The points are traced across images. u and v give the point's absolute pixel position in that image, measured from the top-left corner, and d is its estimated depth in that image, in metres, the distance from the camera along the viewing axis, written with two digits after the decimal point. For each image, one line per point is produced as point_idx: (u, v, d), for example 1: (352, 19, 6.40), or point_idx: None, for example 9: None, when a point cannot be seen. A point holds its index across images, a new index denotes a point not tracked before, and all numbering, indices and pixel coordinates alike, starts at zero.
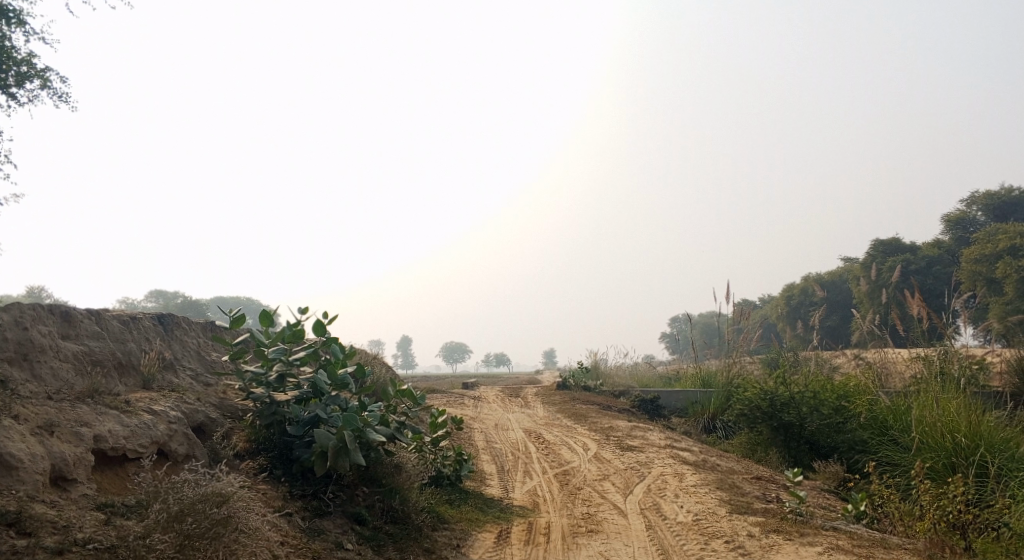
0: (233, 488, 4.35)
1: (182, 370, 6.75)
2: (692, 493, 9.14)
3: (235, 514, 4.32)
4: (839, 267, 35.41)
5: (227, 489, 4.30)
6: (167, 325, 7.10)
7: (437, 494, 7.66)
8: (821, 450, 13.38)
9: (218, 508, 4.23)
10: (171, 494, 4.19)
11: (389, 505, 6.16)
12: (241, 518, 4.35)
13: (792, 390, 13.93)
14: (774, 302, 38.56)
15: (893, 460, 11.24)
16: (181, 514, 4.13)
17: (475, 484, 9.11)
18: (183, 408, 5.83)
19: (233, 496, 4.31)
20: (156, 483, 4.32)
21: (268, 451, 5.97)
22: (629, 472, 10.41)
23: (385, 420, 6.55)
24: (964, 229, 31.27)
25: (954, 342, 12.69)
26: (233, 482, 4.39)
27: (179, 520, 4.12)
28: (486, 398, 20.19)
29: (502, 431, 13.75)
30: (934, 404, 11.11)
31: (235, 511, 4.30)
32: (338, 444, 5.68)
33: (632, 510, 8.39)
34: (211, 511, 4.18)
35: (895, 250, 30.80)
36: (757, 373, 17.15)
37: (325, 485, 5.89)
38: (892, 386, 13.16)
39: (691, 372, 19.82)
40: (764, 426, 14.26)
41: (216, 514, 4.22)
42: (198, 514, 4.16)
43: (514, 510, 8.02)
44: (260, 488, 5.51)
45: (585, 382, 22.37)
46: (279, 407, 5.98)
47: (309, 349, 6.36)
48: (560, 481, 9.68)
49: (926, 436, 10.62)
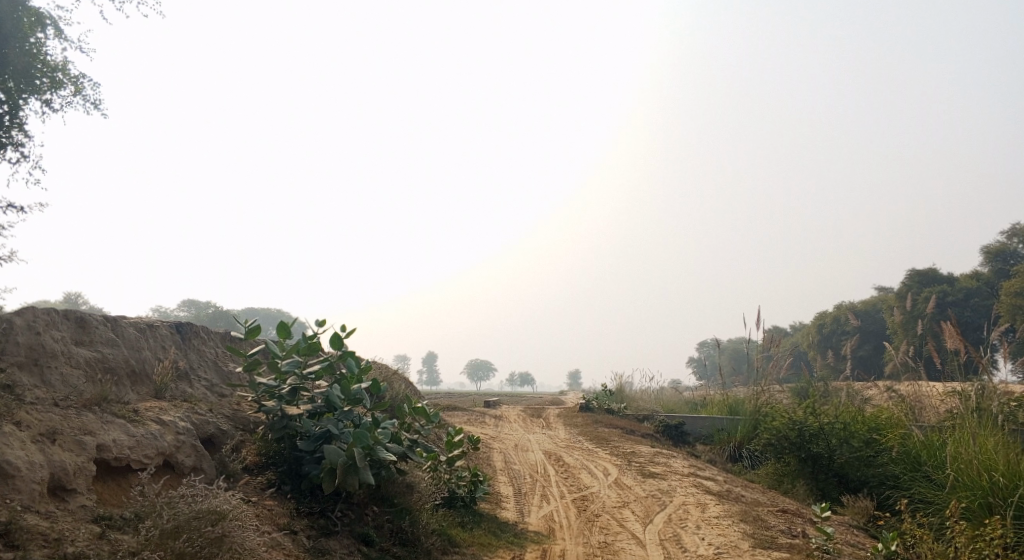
0: (230, 506, 4.27)
1: (196, 380, 6.68)
2: (714, 526, 8.83)
3: (230, 533, 4.21)
4: (873, 296, 34.65)
5: (223, 506, 4.22)
6: (184, 334, 7.05)
7: (450, 516, 7.48)
8: (851, 484, 12.94)
9: (213, 527, 4.15)
10: (166, 510, 4.11)
11: (398, 527, 5.99)
12: (237, 537, 4.23)
13: (822, 420, 13.55)
14: (805, 330, 37.84)
15: (926, 498, 10.81)
16: (175, 531, 4.05)
17: (490, 506, 8.89)
18: (194, 419, 5.74)
19: (228, 514, 4.22)
20: (154, 496, 4.24)
21: (278, 465, 5.85)
22: (650, 500, 10.12)
23: (398, 437, 6.40)
24: (1004, 261, 30.41)
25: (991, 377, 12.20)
26: (230, 500, 4.32)
27: (174, 537, 4.03)
28: (508, 418, 20.00)
29: (522, 452, 13.53)
30: (971, 441, 10.67)
31: (230, 530, 4.20)
32: (348, 461, 5.55)
33: (650, 541, 8.11)
34: (205, 529, 4.10)
35: (931, 281, 30.04)
36: (786, 402, 16.71)
37: (334, 503, 5.74)
38: (926, 421, 12.70)
39: (718, 399, 19.41)
40: (792, 456, 13.86)
41: (210, 532, 4.12)
42: (192, 532, 4.08)
43: (529, 536, 7.80)
44: (266, 504, 5.38)
45: (610, 405, 22.05)
46: (290, 421, 5.86)
47: (325, 362, 6.26)
48: (578, 507, 9.43)
49: (961, 474, 10.20)
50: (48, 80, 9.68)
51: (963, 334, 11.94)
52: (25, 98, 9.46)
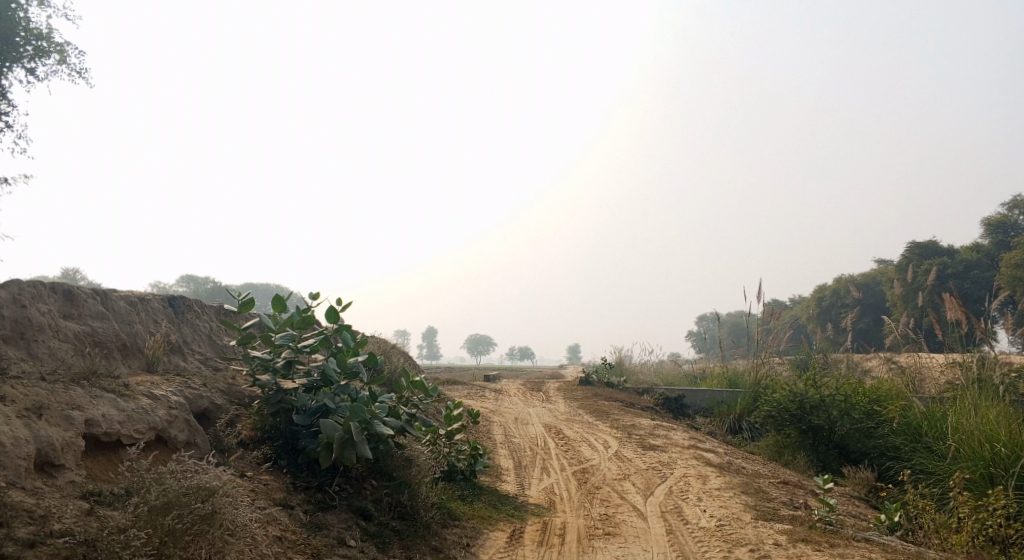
0: (222, 481, 4.17)
1: (190, 354, 6.56)
2: (716, 497, 8.77)
3: (221, 510, 4.10)
4: (873, 269, 34.53)
5: (213, 483, 4.10)
6: (177, 308, 6.92)
7: (450, 489, 7.41)
8: (851, 455, 12.90)
9: (203, 503, 4.04)
10: (154, 486, 4.00)
11: (397, 501, 5.91)
12: (228, 514, 4.13)
13: (823, 392, 13.48)
14: (804, 303, 37.76)
15: (927, 469, 10.77)
16: (166, 507, 3.95)
17: (490, 479, 8.83)
18: (187, 393, 5.63)
19: (219, 491, 4.11)
20: (144, 471, 4.13)
21: (274, 440, 5.75)
22: (651, 472, 10.06)
23: (395, 411, 6.29)
24: (1004, 232, 30.25)
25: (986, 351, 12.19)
26: (222, 476, 4.21)
27: (163, 513, 3.94)
28: (507, 392, 19.97)
29: (521, 425, 13.48)
30: (972, 412, 10.60)
31: (221, 506, 4.09)
32: (344, 436, 5.44)
33: (652, 513, 8.05)
34: (195, 505, 3.99)
35: (931, 253, 29.88)
36: (786, 374, 16.65)
37: (331, 477, 5.65)
38: (926, 392, 12.63)
39: (718, 372, 19.37)
40: (792, 428, 13.81)
41: (200, 509, 4.02)
42: (181, 508, 3.98)
43: (529, 509, 7.73)
44: (262, 479, 5.29)
45: (609, 378, 22.03)
46: (286, 395, 5.76)
47: (320, 335, 6.14)
48: (579, 479, 9.37)
49: (963, 444, 10.14)
50: (33, 47, 9.48)
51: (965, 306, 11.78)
52: (9, 67, 9.27)
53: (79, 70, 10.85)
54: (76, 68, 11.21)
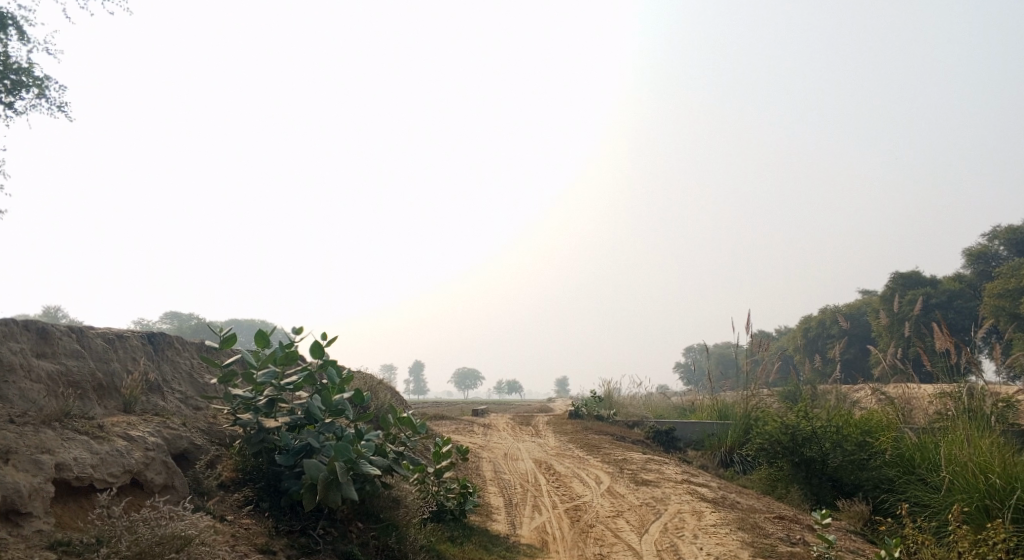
0: (198, 529, 4.06)
1: (170, 392, 6.34)
2: (712, 534, 8.56)
3: (196, 559, 3.98)
4: (858, 299, 34.69)
5: (189, 531, 3.98)
6: (157, 345, 6.73)
7: (438, 530, 7.18)
8: (845, 488, 12.73)
9: (177, 553, 3.90)
10: (127, 534, 3.85)
11: (384, 544, 5.69)
12: None
13: (814, 424, 13.35)
14: (790, 334, 37.78)
15: (922, 501, 10.63)
16: (139, 557, 3.82)
17: (480, 519, 8.59)
18: (165, 433, 5.42)
19: (195, 539, 3.98)
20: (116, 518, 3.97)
21: (256, 482, 5.54)
22: (644, 509, 9.84)
23: (382, 449, 6.09)
24: (986, 262, 30.53)
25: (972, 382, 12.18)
26: (197, 523, 4.09)
27: None
28: (496, 427, 19.69)
29: (511, 461, 13.23)
30: (966, 442, 10.50)
31: (196, 556, 3.96)
32: (329, 476, 5.23)
33: (647, 552, 7.83)
34: (169, 555, 3.86)
35: (914, 283, 30.04)
36: (776, 406, 16.52)
37: (315, 520, 5.43)
38: (917, 423, 12.54)
39: (707, 404, 19.20)
40: (784, 461, 13.64)
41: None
42: (155, 559, 3.85)
43: (521, 550, 7.49)
44: (243, 524, 5.06)
45: (598, 412, 21.81)
46: (268, 434, 5.57)
47: (303, 372, 5.96)
48: (571, 517, 9.14)
49: (957, 475, 10.02)
50: (11, 80, 9.37)
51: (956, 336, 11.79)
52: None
53: (59, 104, 10.83)
54: (57, 101, 11.19)
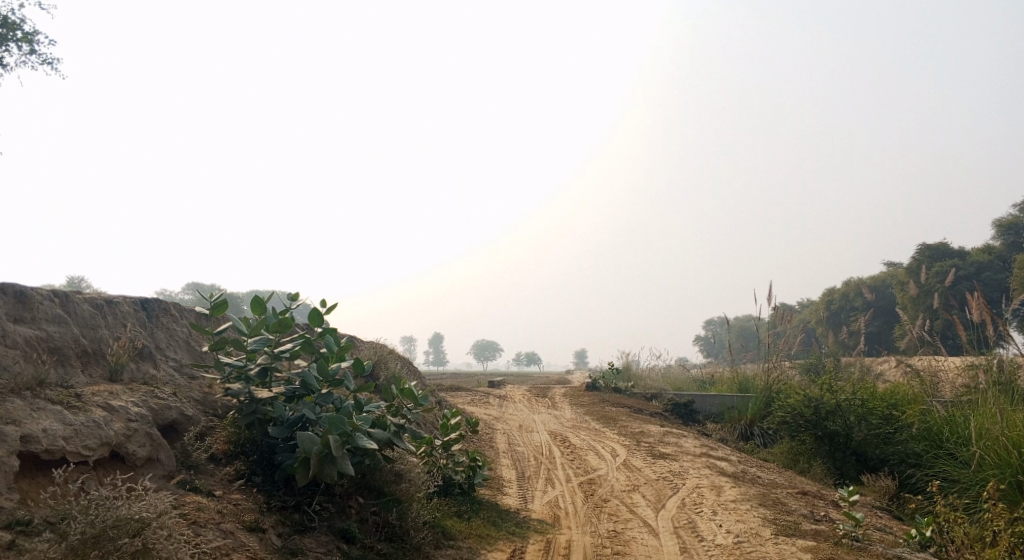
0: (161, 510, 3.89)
1: (163, 361, 6.07)
2: (732, 511, 8.20)
3: (154, 545, 3.77)
4: (883, 271, 33.90)
5: (144, 514, 3.78)
6: (150, 311, 6.45)
7: (445, 505, 6.89)
8: (869, 462, 12.29)
9: (132, 538, 3.73)
10: (79, 516, 3.70)
11: (385, 520, 5.38)
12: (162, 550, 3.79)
13: (839, 397, 12.91)
14: (812, 306, 37.11)
15: (951, 476, 10.21)
16: (93, 540, 3.65)
17: (490, 493, 8.31)
18: (152, 403, 5.14)
19: (151, 522, 3.79)
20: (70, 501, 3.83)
21: (249, 454, 5.25)
22: (662, 483, 9.49)
23: (382, 422, 5.76)
24: (1017, 233, 29.57)
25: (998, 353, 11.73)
26: (157, 505, 3.88)
27: (88, 549, 3.64)
28: (513, 398, 19.44)
29: (526, 433, 12.95)
30: (997, 416, 10.03)
31: (153, 540, 3.77)
32: (323, 450, 4.92)
33: (664, 529, 7.48)
34: (124, 540, 3.69)
35: (941, 255, 29.17)
36: (798, 379, 16.06)
37: (311, 496, 5.13)
38: (944, 395, 12.07)
39: (727, 376, 18.78)
40: (807, 435, 13.22)
41: (128, 545, 3.71)
42: (108, 543, 3.68)
43: (532, 526, 7.19)
44: (233, 499, 4.79)
45: (617, 384, 21.46)
46: (260, 405, 5.26)
47: (299, 339, 5.63)
48: (585, 492, 8.82)
49: (989, 450, 9.56)
50: None
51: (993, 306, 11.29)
52: None
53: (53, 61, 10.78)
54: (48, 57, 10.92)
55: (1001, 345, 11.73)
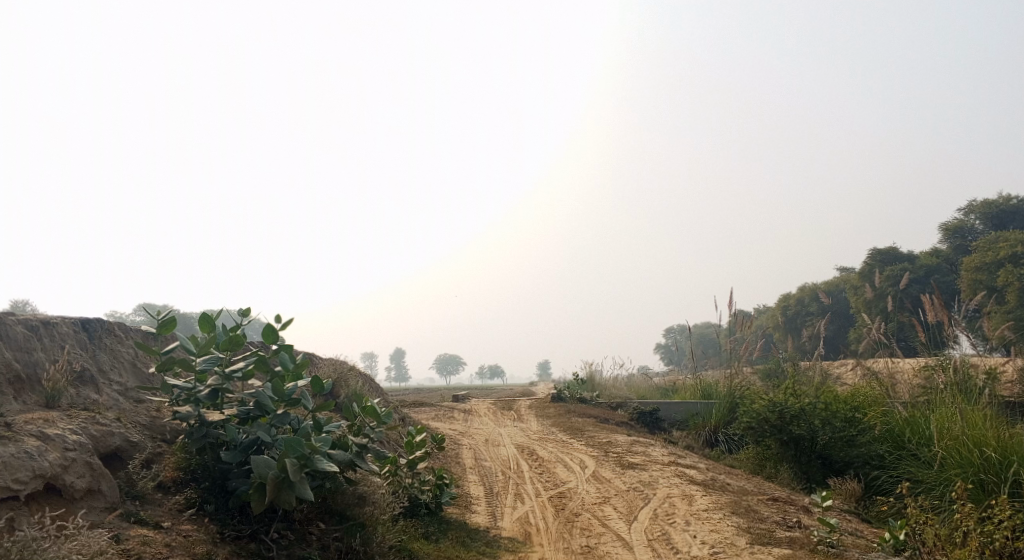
0: (97, 550, 3.75)
1: (106, 385, 5.68)
2: (706, 520, 8.06)
3: None
4: (836, 276, 34.52)
5: (77, 556, 3.63)
6: (92, 331, 6.06)
7: (412, 527, 6.60)
8: (835, 465, 12.29)
9: None
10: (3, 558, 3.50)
11: (348, 546, 5.07)
12: None
13: (802, 401, 12.84)
14: (769, 312, 37.56)
15: (915, 477, 10.26)
16: None
17: (458, 511, 8.03)
18: (92, 430, 4.77)
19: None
20: None
21: (200, 482, 4.90)
22: (633, 494, 9.32)
23: (343, 442, 5.46)
24: (963, 236, 30.39)
25: (954, 353, 11.90)
26: (89, 546, 3.72)
27: None
28: (476, 412, 19.13)
29: (492, 447, 12.68)
30: (957, 416, 10.13)
31: None
32: (280, 475, 4.62)
33: (638, 542, 7.30)
34: None
35: (892, 259, 29.80)
36: (761, 385, 16.10)
37: (268, 524, 4.81)
38: (902, 396, 12.21)
39: (690, 383, 18.77)
40: (772, 440, 13.19)
41: None
42: None
43: (502, 544, 6.94)
44: (182, 530, 4.45)
45: (581, 394, 21.30)
46: (211, 428, 4.93)
47: (252, 358, 5.31)
48: (556, 506, 8.59)
49: (951, 450, 9.62)
50: None
51: (950, 307, 11.46)
52: None
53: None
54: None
55: (954, 345, 11.97)
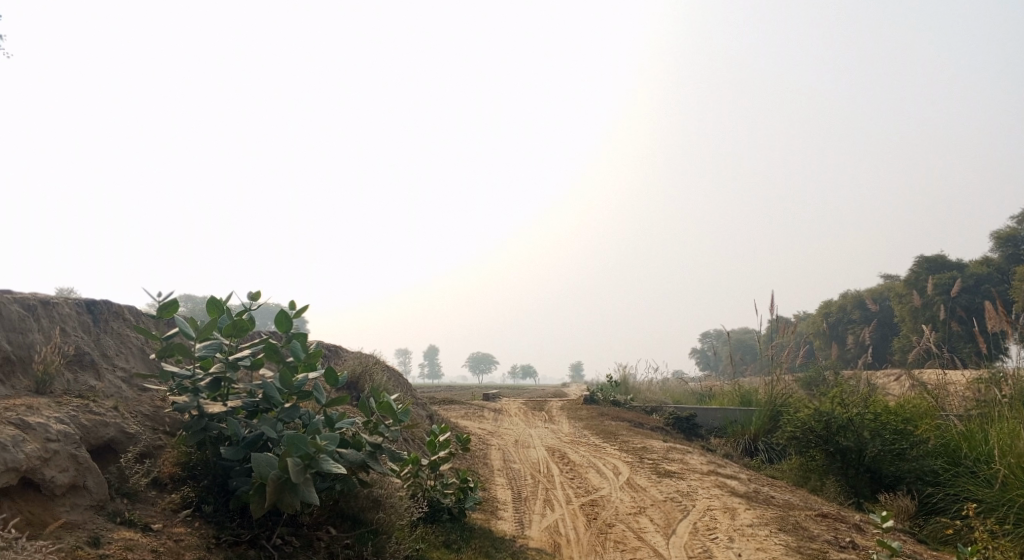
0: None
1: (107, 371, 5.29)
2: (750, 537, 7.43)
3: None
4: (881, 284, 33.29)
5: None
6: (97, 314, 5.69)
7: (432, 534, 6.13)
8: (885, 480, 11.33)
9: None
10: None
11: (359, 555, 4.61)
12: None
13: (850, 411, 12.09)
14: (810, 318, 36.40)
15: (973, 495, 9.47)
16: None
17: (482, 517, 7.53)
18: (83, 418, 4.37)
19: None
20: None
21: (200, 479, 4.48)
22: (669, 505, 8.71)
23: (356, 441, 4.99)
24: (1016, 245, 28.99)
25: (1008, 364, 11.06)
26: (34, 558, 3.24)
27: None
28: (507, 412, 18.60)
29: (522, 449, 12.15)
30: (1021, 431, 9.32)
31: None
32: (281, 476, 4.18)
33: (677, 559, 6.71)
34: None
35: (940, 267, 28.49)
36: (803, 393, 15.30)
37: (271, 529, 4.36)
38: (953, 409, 11.43)
39: (728, 389, 18.00)
40: (818, 451, 12.40)
41: None
42: None
43: (529, 556, 6.42)
44: (174, 534, 4.03)
45: (614, 397, 20.64)
46: (211, 421, 4.51)
47: (257, 346, 4.88)
48: (587, 515, 8.04)
49: (1014, 467, 8.84)
50: None
51: (1006, 317, 10.65)
52: None
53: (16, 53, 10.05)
54: None
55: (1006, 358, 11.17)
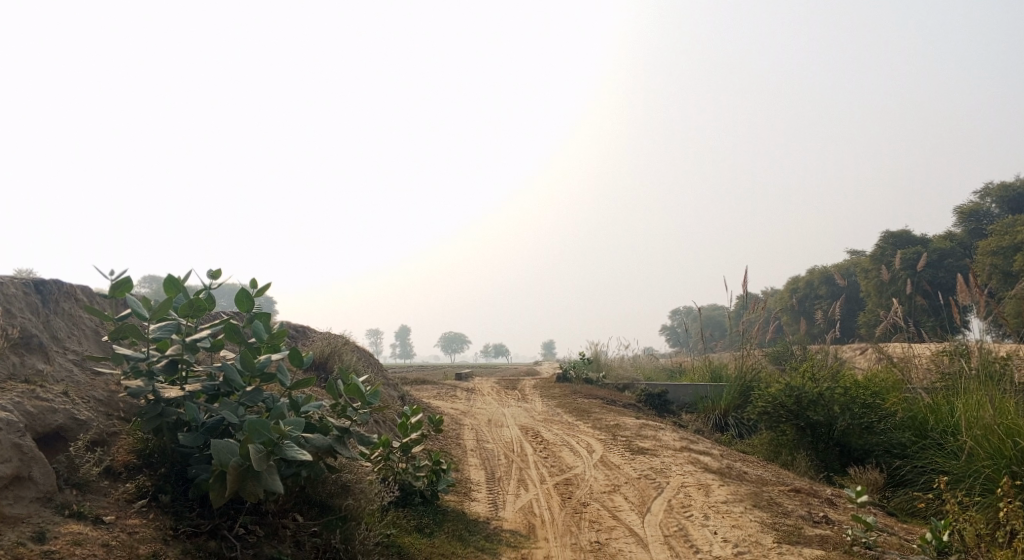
0: None
1: (58, 354, 5.01)
2: (726, 514, 7.37)
3: None
4: (848, 260, 33.67)
5: None
6: (46, 294, 5.37)
7: (404, 519, 5.96)
8: (854, 454, 11.53)
9: None
10: None
11: (327, 543, 4.42)
12: None
13: (821, 386, 12.12)
14: (779, 294, 36.74)
15: (940, 467, 9.55)
16: None
17: (456, 499, 7.38)
18: (29, 405, 4.11)
19: None
20: None
21: (157, 467, 4.26)
22: (644, 483, 8.65)
23: (323, 425, 4.78)
24: (978, 220, 29.43)
25: (969, 338, 11.17)
26: None
27: None
28: (480, 391, 18.45)
29: (496, 428, 12.01)
30: (986, 403, 9.40)
31: None
32: (242, 463, 3.97)
33: (653, 538, 6.63)
34: None
35: (905, 242, 28.85)
36: (773, 368, 15.36)
37: (234, 518, 4.16)
38: (918, 382, 11.53)
39: (699, 364, 18.03)
40: (789, 426, 12.44)
41: None
42: None
43: (503, 538, 6.29)
44: (128, 527, 3.82)
45: (586, 375, 20.61)
46: (168, 406, 4.27)
47: (216, 326, 4.63)
48: (562, 494, 7.93)
49: (979, 439, 8.90)
50: None
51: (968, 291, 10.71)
52: None
53: None
54: None
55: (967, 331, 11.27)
